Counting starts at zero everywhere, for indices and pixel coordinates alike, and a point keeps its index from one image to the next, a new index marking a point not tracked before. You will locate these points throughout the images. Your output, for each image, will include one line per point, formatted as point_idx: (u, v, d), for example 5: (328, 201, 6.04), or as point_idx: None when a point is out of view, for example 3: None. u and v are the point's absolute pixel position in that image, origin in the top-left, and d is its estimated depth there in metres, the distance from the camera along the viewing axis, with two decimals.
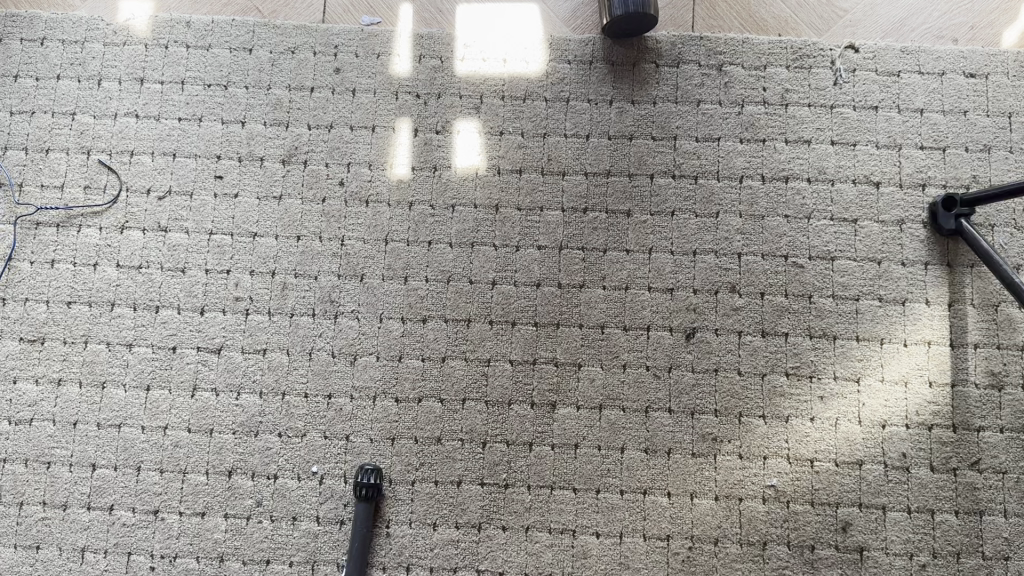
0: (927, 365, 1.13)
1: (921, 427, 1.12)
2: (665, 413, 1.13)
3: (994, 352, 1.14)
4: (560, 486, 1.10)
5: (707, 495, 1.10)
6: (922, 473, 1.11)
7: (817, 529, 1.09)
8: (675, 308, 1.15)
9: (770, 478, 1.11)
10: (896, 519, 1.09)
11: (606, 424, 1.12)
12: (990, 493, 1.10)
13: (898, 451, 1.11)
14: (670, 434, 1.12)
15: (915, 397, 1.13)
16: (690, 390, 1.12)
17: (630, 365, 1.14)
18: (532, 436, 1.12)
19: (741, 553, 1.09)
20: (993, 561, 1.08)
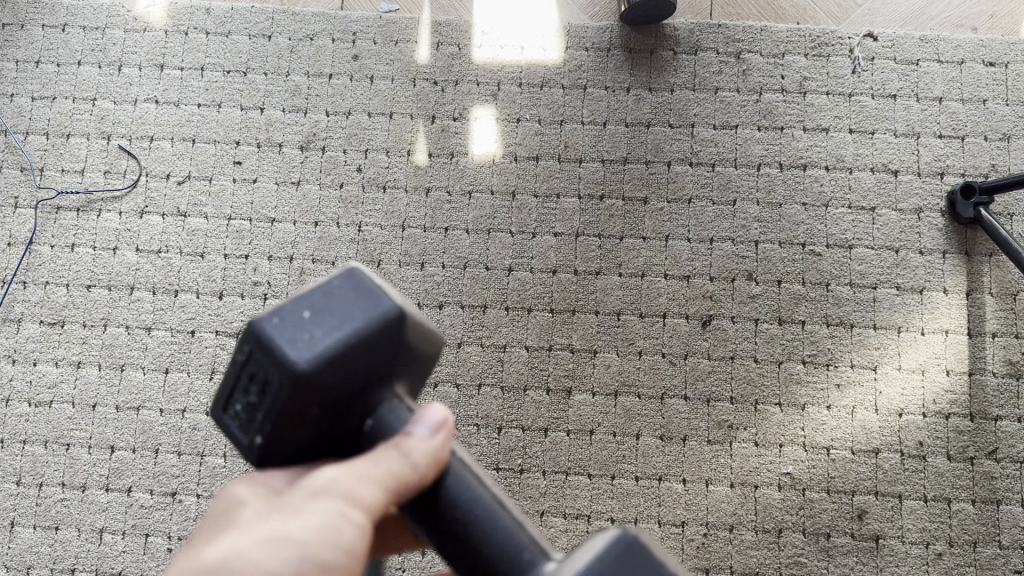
0: (934, 343, 0.86)
1: (937, 416, 0.85)
2: (518, 268, 0.88)
3: (1014, 342, 0.86)
4: None
5: (723, 483, 0.83)
6: (938, 461, 0.83)
7: (833, 516, 0.82)
8: (531, 142, 0.92)
9: (785, 466, 0.83)
10: (913, 507, 0.82)
11: (452, 302, 0.87)
12: (1007, 482, 0.83)
13: (914, 440, 0.84)
14: (536, 325, 0.87)
15: (932, 385, 0.85)
16: (549, 241, 0.89)
17: (486, 232, 0.89)
18: None
19: (756, 539, 0.82)
20: (1010, 551, 0.81)
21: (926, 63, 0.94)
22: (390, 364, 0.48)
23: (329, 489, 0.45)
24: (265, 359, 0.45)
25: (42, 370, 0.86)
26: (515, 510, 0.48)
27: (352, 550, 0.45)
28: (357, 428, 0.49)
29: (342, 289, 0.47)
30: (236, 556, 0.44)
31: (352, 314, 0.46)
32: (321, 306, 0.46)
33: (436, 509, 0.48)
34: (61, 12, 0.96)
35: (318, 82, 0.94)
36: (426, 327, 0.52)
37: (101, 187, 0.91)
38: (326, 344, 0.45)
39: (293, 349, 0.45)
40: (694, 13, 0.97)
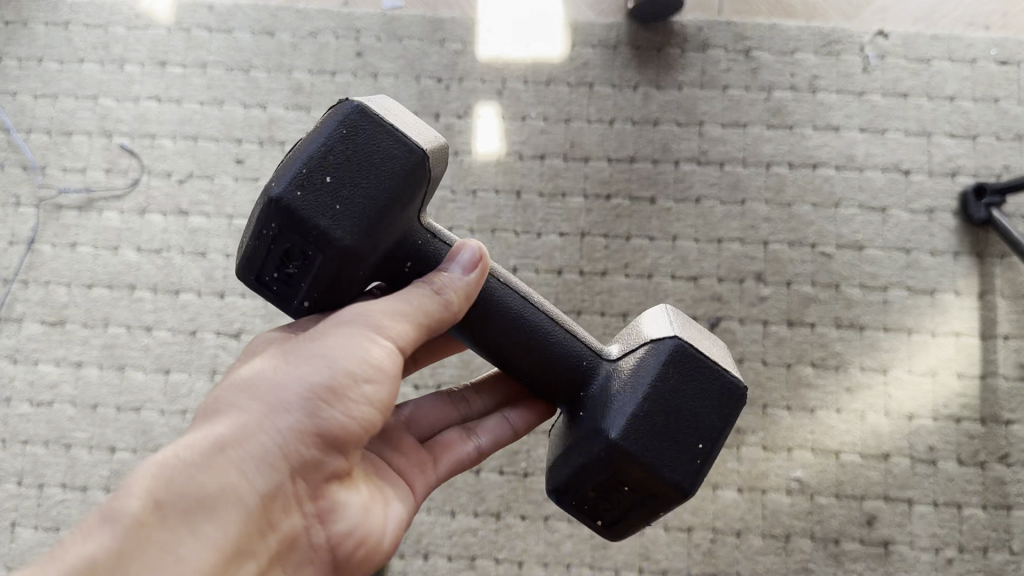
0: (945, 346, 0.85)
1: (948, 420, 0.83)
2: (523, 269, 0.87)
3: None
4: None
5: (730, 488, 0.82)
6: (948, 465, 0.82)
7: (842, 521, 0.81)
8: (537, 141, 0.91)
9: (794, 470, 0.82)
10: (923, 512, 0.81)
11: None
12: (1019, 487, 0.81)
13: (924, 444, 0.83)
14: None
15: (943, 388, 0.84)
16: (554, 241, 0.88)
17: (490, 232, 0.88)
18: None
19: (763, 544, 0.80)
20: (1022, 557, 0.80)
21: (938, 61, 0.92)
22: (409, 209, 0.55)
23: (355, 319, 0.55)
24: (298, 225, 0.52)
25: (43, 370, 0.86)
26: (559, 318, 0.60)
27: (383, 367, 0.55)
28: (395, 266, 0.58)
29: (351, 155, 0.52)
30: (280, 379, 0.54)
31: (368, 179, 0.52)
32: (339, 175, 0.52)
33: (500, 327, 0.59)
34: (63, 9, 0.95)
35: (321, 80, 0.93)
36: (436, 139, 0.56)
37: (102, 186, 0.90)
38: (355, 214, 0.52)
39: (330, 223, 0.51)
40: (703, 9, 0.95)
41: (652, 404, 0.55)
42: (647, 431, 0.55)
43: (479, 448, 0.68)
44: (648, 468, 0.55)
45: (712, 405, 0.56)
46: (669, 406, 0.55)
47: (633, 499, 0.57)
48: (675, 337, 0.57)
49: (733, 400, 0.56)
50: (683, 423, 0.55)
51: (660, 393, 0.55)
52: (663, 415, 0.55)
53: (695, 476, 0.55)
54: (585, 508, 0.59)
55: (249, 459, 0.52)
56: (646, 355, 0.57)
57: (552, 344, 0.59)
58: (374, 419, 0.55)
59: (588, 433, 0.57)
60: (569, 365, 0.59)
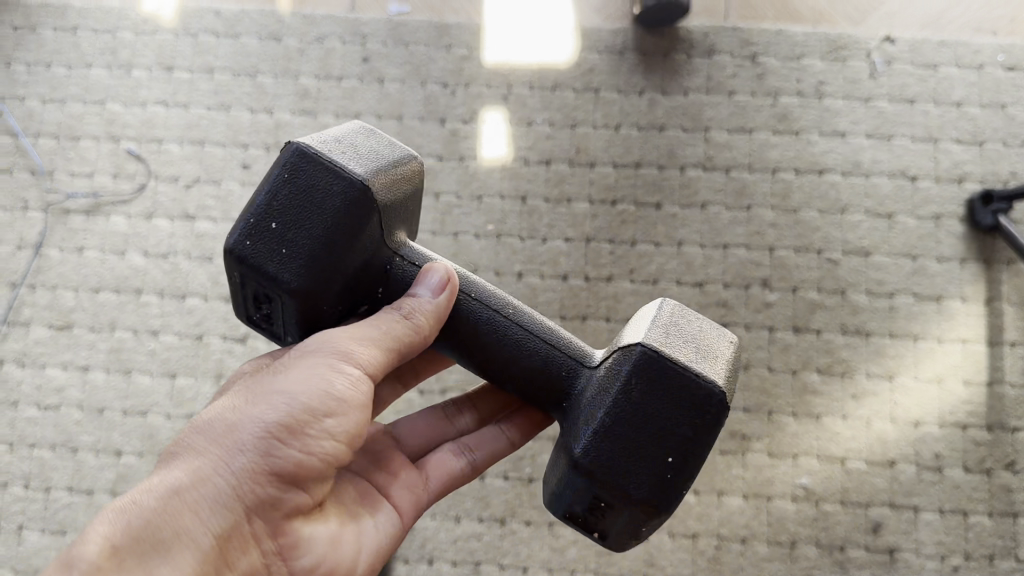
0: (952, 352, 0.85)
1: (954, 427, 0.83)
2: (528, 274, 0.87)
3: None
4: None
5: (735, 494, 0.82)
6: (954, 472, 0.82)
7: (847, 529, 0.81)
8: (542, 146, 0.91)
9: (800, 477, 0.82)
10: (928, 520, 0.81)
11: None
12: None
13: (930, 451, 0.82)
14: None
15: (949, 395, 0.84)
16: (559, 246, 0.88)
17: (495, 237, 0.88)
18: None
19: (769, 551, 0.80)
20: None
21: (944, 68, 0.92)
22: (365, 238, 0.55)
23: (317, 353, 0.55)
24: (253, 275, 0.55)
25: (50, 374, 0.86)
26: (541, 327, 0.58)
27: (344, 401, 0.55)
28: (368, 291, 0.59)
29: (293, 201, 0.54)
30: (239, 418, 0.55)
31: (311, 222, 0.54)
32: (284, 222, 0.54)
33: (476, 341, 0.58)
34: (71, 15, 0.95)
35: (328, 85, 0.93)
36: (390, 165, 0.57)
37: (110, 190, 0.91)
38: (301, 257, 0.54)
39: (277, 268, 0.54)
40: (709, 14, 0.95)
41: (619, 418, 0.53)
42: (613, 447, 0.53)
43: (473, 462, 0.69)
44: (614, 485, 0.53)
45: (686, 415, 0.53)
46: (638, 419, 0.53)
47: (613, 513, 0.55)
48: (649, 343, 0.53)
49: (711, 408, 0.53)
50: (651, 437, 0.53)
51: (627, 406, 0.53)
52: (630, 429, 0.53)
53: (667, 492, 0.53)
54: (580, 520, 0.58)
55: (204, 500, 0.53)
56: (615, 362, 0.54)
57: (532, 354, 0.57)
58: (338, 453, 0.56)
59: (564, 446, 0.56)
60: (549, 375, 0.58)
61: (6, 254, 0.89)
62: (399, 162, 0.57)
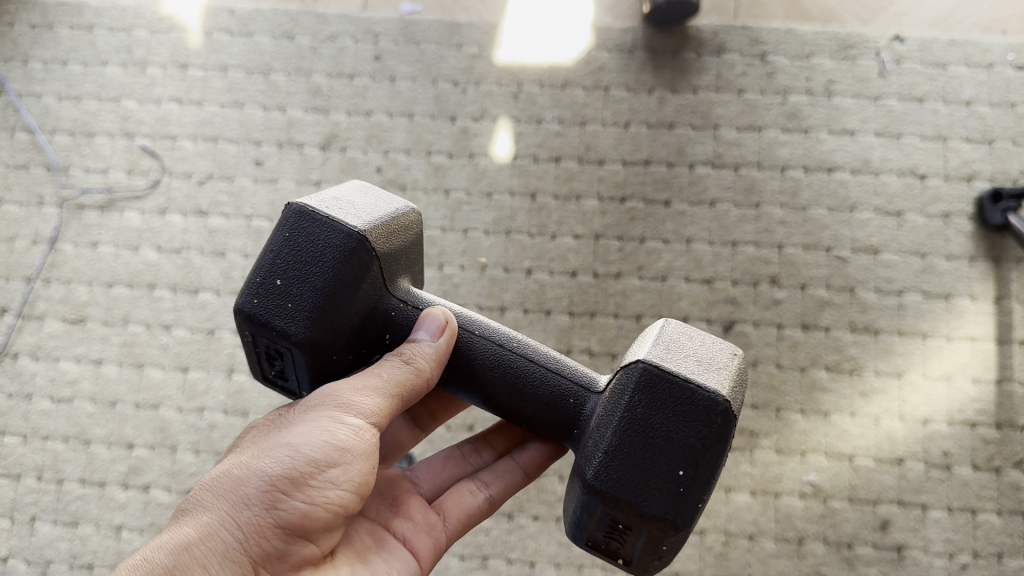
0: (961, 350, 0.85)
1: (963, 425, 0.83)
2: (537, 270, 0.88)
3: None
4: None
5: (744, 491, 0.82)
6: (963, 470, 0.82)
7: (855, 526, 0.81)
8: (552, 144, 0.91)
9: (808, 474, 0.82)
10: (937, 518, 0.81)
11: (470, 304, 0.87)
12: None
13: (939, 449, 0.82)
14: (555, 328, 0.86)
15: (958, 393, 0.84)
16: (568, 243, 0.88)
17: (504, 233, 0.89)
18: None
19: (777, 548, 0.80)
20: None
21: (954, 67, 0.92)
22: (365, 287, 0.57)
23: (324, 404, 0.55)
24: (263, 333, 0.56)
25: (63, 367, 0.87)
26: (544, 358, 0.58)
27: (349, 449, 0.55)
28: (375, 337, 0.60)
29: (293, 255, 0.55)
30: (245, 472, 0.55)
31: (312, 273, 0.55)
32: (286, 276, 0.55)
33: (482, 374, 0.59)
34: (88, 13, 0.96)
35: (340, 83, 0.94)
36: (387, 215, 0.58)
37: (124, 186, 0.92)
38: (306, 308, 0.55)
39: (283, 322, 0.55)
40: (719, 13, 0.96)
41: (624, 437, 0.53)
42: (621, 468, 0.52)
43: (490, 496, 0.67)
44: (626, 505, 0.52)
45: (690, 429, 0.52)
46: (643, 436, 0.52)
47: (634, 535, 0.54)
48: (647, 359, 0.54)
49: (716, 419, 0.52)
50: (658, 453, 0.52)
51: (630, 424, 0.53)
52: (636, 447, 0.52)
53: (682, 508, 0.52)
54: (604, 548, 0.58)
55: (211, 555, 0.52)
56: (620, 381, 0.54)
57: (537, 384, 0.58)
58: (347, 502, 0.55)
59: (575, 472, 0.56)
60: (558, 406, 0.57)
61: (21, 249, 0.90)
62: (397, 214, 0.59)
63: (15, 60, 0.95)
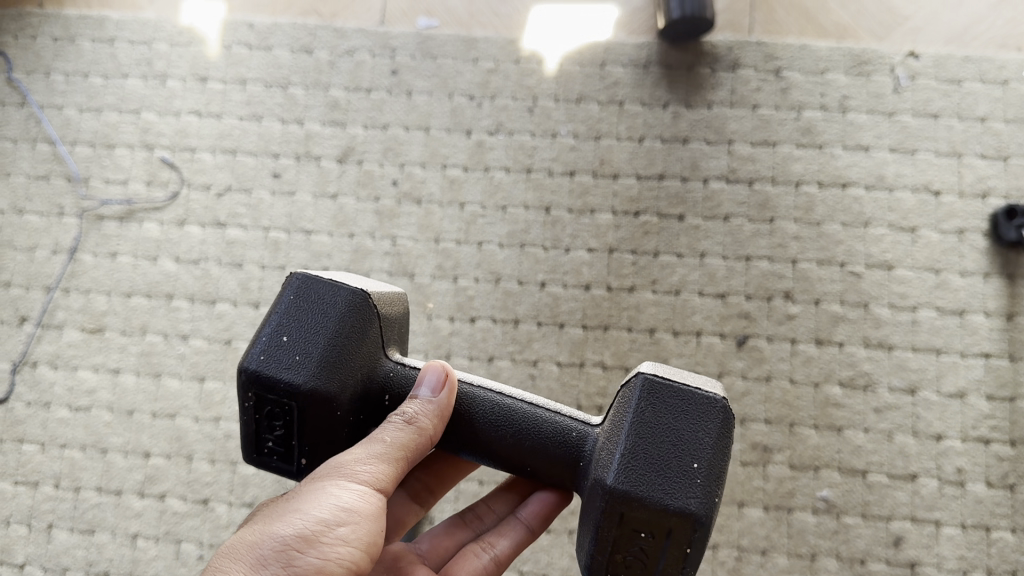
0: (975, 367, 0.85)
1: (976, 442, 0.83)
2: (551, 284, 0.88)
3: None
4: None
5: (756, 506, 0.82)
6: (977, 487, 0.82)
7: (868, 542, 0.81)
8: (566, 158, 0.92)
9: (821, 489, 0.82)
10: (950, 535, 0.81)
11: (484, 316, 0.88)
12: None
13: (953, 466, 0.82)
14: (568, 341, 0.86)
15: (972, 410, 0.84)
16: (582, 256, 0.89)
17: (519, 247, 0.89)
18: None
19: (789, 563, 0.80)
20: None
21: (969, 83, 0.92)
22: (367, 346, 0.58)
23: (328, 470, 0.56)
24: (271, 391, 0.55)
25: (81, 376, 0.88)
26: (542, 402, 0.59)
27: (356, 510, 0.55)
28: (374, 402, 0.60)
29: (300, 314, 0.57)
30: (260, 537, 0.55)
31: (320, 324, 0.56)
32: (293, 330, 0.56)
33: (484, 428, 0.59)
34: (109, 26, 0.98)
35: (357, 96, 0.95)
36: (383, 288, 0.62)
37: (143, 198, 0.93)
38: (315, 358, 0.55)
39: (291, 373, 0.55)
40: (734, 29, 0.96)
41: (636, 439, 0.52)
42: (639, 469, 0.52)
43: (495, 556, 0.68)
44: (652, 503, 0.51)
45: (695, 424, 0.52)
46: (654, 435, 0.52)
47: (658, 541, 0.53)
48: (643, 371, 0.55)
49: (718, 412, 0.53)
50: (671, 449, 0.52)
51: (640, 426, 0.53)
52: (650, 447, 0.52)
53: (705, 498, 0.51)
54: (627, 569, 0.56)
55: None
56: (623, 396, 0.55)
57: (540, 432, 0.58)
58: (358, 560, 0.55)
59: (590, 495, 0.55)
60: (563, 452, 0.57)
61: (41, 259, 0.91)
62: (389, 290, 0.62)
63: (36, 72, 0.97)
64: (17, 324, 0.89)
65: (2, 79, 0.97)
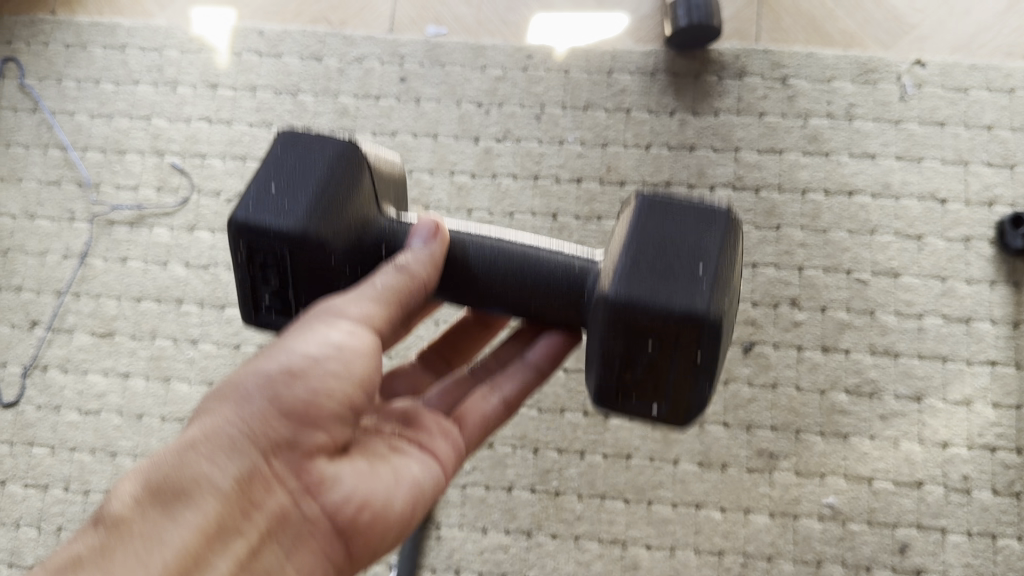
0: (981, 375, 0.85)
1: (983, 449, 0.83)
2: None
3: None
4: None
5: (762, 512, 0.82)
6: (983, 495, 0.82)
7: (874, 549, 0.81)
8: (574, 164, 0.93)
9: (827, 496, 0.82)
10: (956, 542, 0.81)
11: None
12: None
13: (959, 473, 0.82)
14: (575, 347, 0.87)
15: (978, 417, 0.84)
16: None
17: None
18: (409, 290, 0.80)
19: (795, 570, 0.80)
20: None
21: (975, 91, 0.92)
22: (364, 197, 0.54)
23: (318, 307, 0.52)
24: (258, 238, 0.51)
25: (91, 379, 0.88)
26: (543, 241, 0.56)
27: (346, 344, 0.51)
28: (372, 259, 0.56)
29: (285, 167, 0.52)
30: (245, 371, 0.51)
31: (308, 171, 0.52)
32: (279, 178, 0.52)
33: (483, 274, 0.55)
34: (121, 33, 0.99)
35: (366, 104, 0.95)
36: (375, 150, 0.58)
37: (154, 203, 0.94)
38: (305, 196, 0.51)
39: (279, 218, 0.50)
40: (741, 37, 0.96)
41: (636, 248, 0.47)
42: (627, 302, 0.48)
43: (503, 398, 0.63)
44: (655, 313, 0.46)
45: (690, 226, 0.48)
46: (658, 255, 0.47)
47: (663, 358, 0.48)
48: (643, 192, 0.49)
49: (721, 221, 0.48)
50: (675, 252, 0.47)
51: (641, 263, 0.47)
52: (652, 259, 0.47)
53: (715, 295, 0.46)
54: (631, 394, 0.51)
55: (216, 448, 0.48)
56: (622, 224, 0.49)
57: (535, 261, 0.54)
58: (351, 394, 0.52)
59: (593, 314, 0.50)
60: (571, 295, 0.54)
61: (52, 263, 0.92)
62: (382, 156, 0.59)
63: (49, 78, 0.98)
64: (28, 328, 0.90)
65: (15, 85, 0.98)
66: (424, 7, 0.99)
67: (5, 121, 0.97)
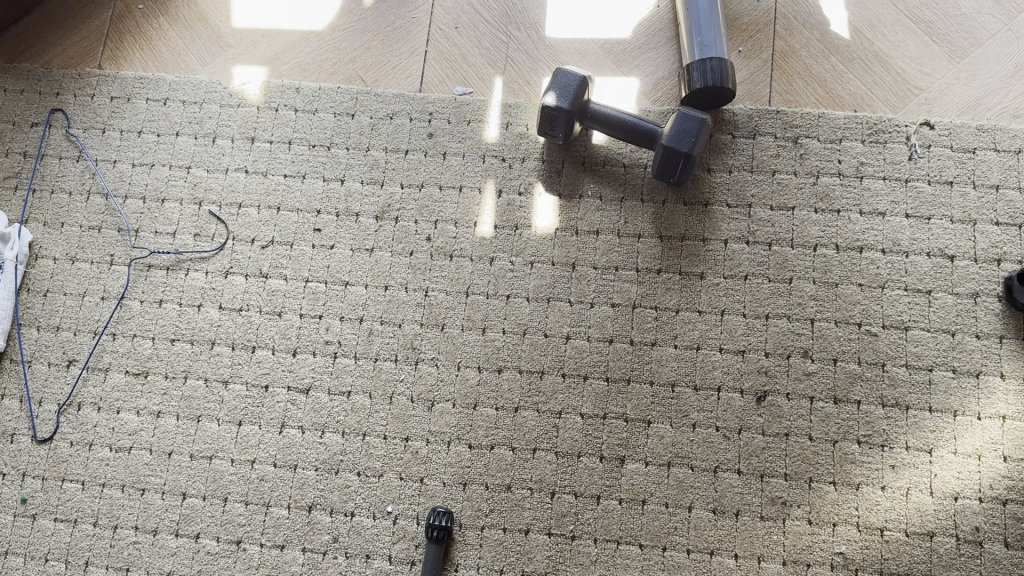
0: (991, 427, 0.87)
1: (993, 501, 0.85)
2: (576, 336, 0.92)
3: None
4: (530, 330, 0.92)
5: (775, 560, 0.84)
6: (994, 547, 0.83)
7: None
8: (592, 217, 0.96)
9: (838, 546, 0.84)
10: None
11: (511, 367, 0.91)
12: None
13: (970, 524, 0.84)
14: (591, 393, 0.90)
15: (989, 469, 0.85)
16: (606, 310, 0.92)
17: (546, 300, 0.93)
18: (558, 134, 0.96)
19: None
20: None
21: (983, 152, 0.96)
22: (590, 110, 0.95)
23: None
24: (548, 109, 0.93)
25: (124, 418, 0.92)
26: (623, 118, 0.94)
27: None
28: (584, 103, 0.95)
29: (565, 89, 0.93)
30: None
31: (568, 98, 0.93)
32: (566, 95, 0.93)
33: (630, 129, 0.94)
34: (164, 87, 1.04)
35: (395, 157, 1.00)
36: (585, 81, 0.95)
37: (191, 249, 0.98)
38: (573, 102, 0.93)
39: (565, 97, 0.93)
40: (754, 99, 1.01)
41: (679, 133, 0.91)
42: (682, 140, 0.90)
43: None
44: (682, 162, 0.91)
45: (699, 132, 0.90)
46: (686, 122, 0.91)
47: (672, 175, 0.93)
48: (684, 110, 0.92)
49: (700, 125, 0.91)
50: (687, 134, 0.90)
51: (676, 135, 0.91)
52: (683, 133, 0.90)
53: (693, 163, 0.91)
54: (663, 171, 0.93)
55: None
56: (676, 118, 0.91)
57: (642, 133, 0.94)
58: None
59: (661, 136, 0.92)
60: (639, 133, 0.94)
61: (90, 305, 0.96)
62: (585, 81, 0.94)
63: (94, 128, 1.03)
64: (65, 366, 0.94)
65: (62, 135, 1.03)
66: (453, 68, 1.05)
67: (51, 167, 1.02)
